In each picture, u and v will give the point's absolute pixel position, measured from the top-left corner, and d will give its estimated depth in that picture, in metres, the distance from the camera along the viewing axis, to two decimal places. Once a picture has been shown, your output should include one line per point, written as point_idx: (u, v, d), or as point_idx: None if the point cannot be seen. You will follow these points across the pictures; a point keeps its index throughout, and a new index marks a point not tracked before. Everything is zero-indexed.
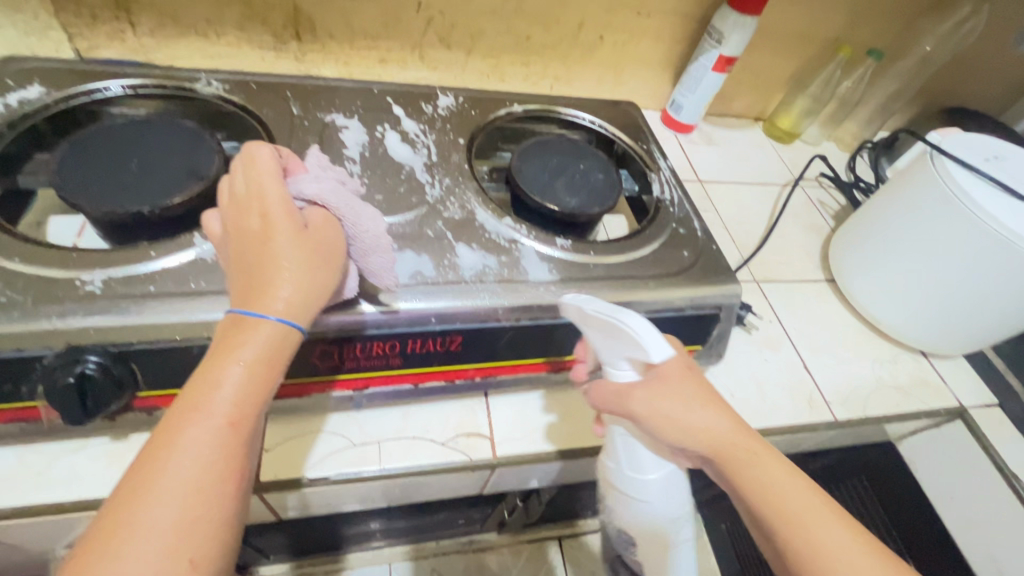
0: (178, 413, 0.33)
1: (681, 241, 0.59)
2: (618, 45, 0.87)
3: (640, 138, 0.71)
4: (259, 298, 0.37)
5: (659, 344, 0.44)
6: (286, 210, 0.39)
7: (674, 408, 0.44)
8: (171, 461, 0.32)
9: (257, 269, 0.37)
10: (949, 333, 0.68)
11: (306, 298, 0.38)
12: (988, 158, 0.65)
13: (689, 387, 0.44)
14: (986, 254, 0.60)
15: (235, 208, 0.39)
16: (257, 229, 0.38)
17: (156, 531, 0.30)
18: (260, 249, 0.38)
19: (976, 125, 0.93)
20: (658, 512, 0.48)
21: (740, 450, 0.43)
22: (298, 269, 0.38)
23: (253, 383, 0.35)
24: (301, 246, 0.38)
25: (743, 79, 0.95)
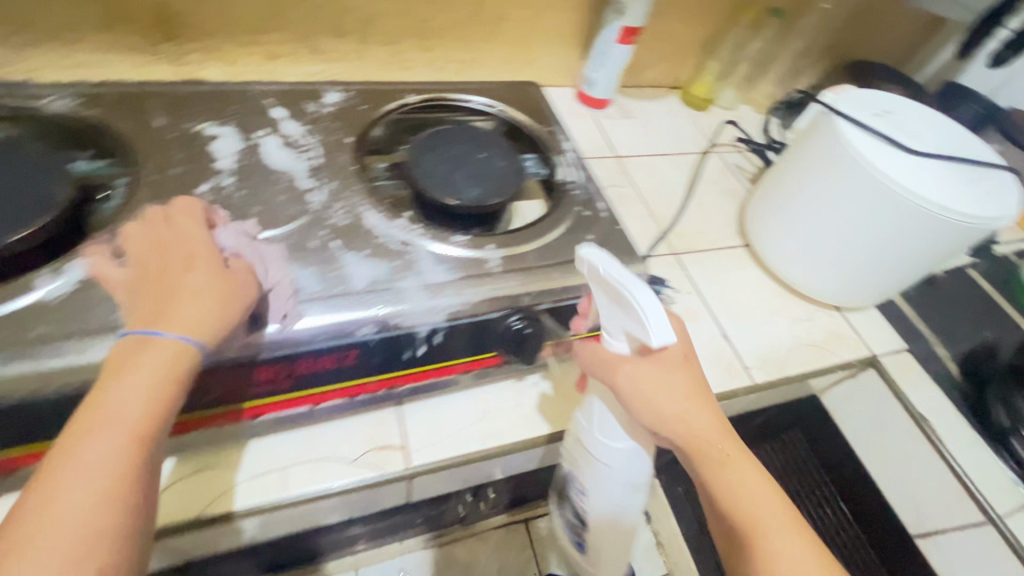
0: (71, 436, 0.32)
1: (586, 227, 0.58)
2: (522, 22, 0.83)
3: (544, 120, 0.69)
4: (164, 318, 0.36)
5: (663, 331, 0.40)
6: (210, 249, 0.41)
7: (655, 390, 0.45)
8: (61, 480, 0.30)
9: (166, 294, 0.38)
10: (857, 286, 0.70)
11: (210, 320, 0.37)
12: (878, 114, 0.66)
13: (679, 374, 0.45)
14: (881, 209, 0.61)
15: (156, 243, 0.41)
16: (174, 261, 0.39)
17: (41, 554, 0.29)
18: (170, 276, 0.38)
19: (876, 78, 0.95)
20: (624, 475, 0.51)
21: (715, 450, 0.43)
22: (208, 296, 0.38)
23: (153, 398, 0.34)
24: (216, 276, 0.39)
25: (655, 48, 0.94)
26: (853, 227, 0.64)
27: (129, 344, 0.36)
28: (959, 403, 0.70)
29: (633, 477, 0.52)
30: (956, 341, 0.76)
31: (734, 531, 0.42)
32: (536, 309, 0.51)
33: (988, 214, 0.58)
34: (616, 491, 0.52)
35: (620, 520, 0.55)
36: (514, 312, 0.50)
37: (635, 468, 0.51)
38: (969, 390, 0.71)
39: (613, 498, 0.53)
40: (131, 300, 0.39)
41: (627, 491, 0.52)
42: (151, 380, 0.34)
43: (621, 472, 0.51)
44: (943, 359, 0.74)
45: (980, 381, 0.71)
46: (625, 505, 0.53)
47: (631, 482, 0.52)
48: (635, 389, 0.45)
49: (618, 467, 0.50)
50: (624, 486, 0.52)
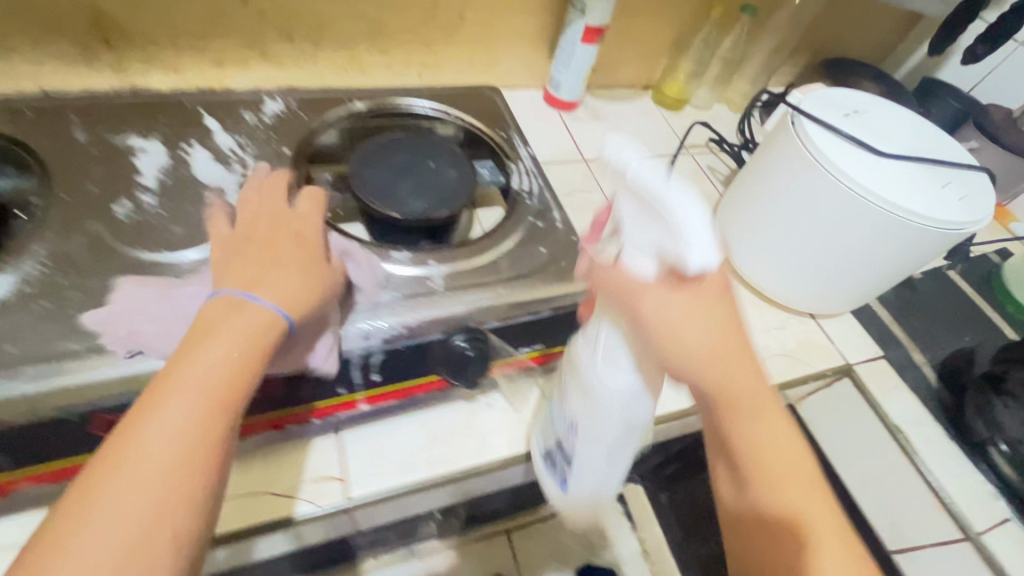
0: (161, 387, 0.34)
1: (538, 240, 0.56)
2: (482, 22, 0.81)
3: (500, 126, 0.66)
4: (260, 285, 0.39)
5: (706, 249, 0.36)
6: (317, 239, 0.45)
7: (686, 326, 0.39)
8: (149, 429, 0.32)
9: (264, 267, 0.41)
10: (830, 293, 0.67)
11: (301, 299, 0.40)
12: (847, 113, 0.64)
13: (717, 309, 0.39)
14: (850, 216, 0.58)
15: (268, 220, 0.45)
16: (281, 240, 0.43)
17: (127, 498, 0.30)
18: (274, 250, 0.42)
19: (851, 75, 0.92)
20: (622, 419, 0.43)
21: (751, 402, 0.40)
22: (302, 277, 0.41)
23: (238, 362, 0.36)
24: (312, 264, 0.43)
25: (623, 48, 0.91)
26: (820, 234, 0.62)
27: (222, 303, 0.38)
28: (936, 411, 0.67)
29: (633, 424, 0.44)
30: (934, 346, 0.74)
31: (757, 497, 0.40)
32: (482, 328, 0.49)
33: (960, 220, 0.56)
34: (611, 436, 0.44)
35: (610, 475, 0.48)
36: (457, 331, 0.48)
37: (638, 411, 0.43)
38: (947, 398, 0.68)
39: (607, 444, 0.45)
40: (226, 262, 0.42)
41: (622, 440, 0.45)
42: (240, 340, 0.36)
43: (620, 413, 0.43)
44: (920, 365, 0.71)
45: (959, 388, 0.69)
46: (616, 459, 0.46)
47: (628, 428, 0.44)
48: (665, 317, 0.39)
49: (616, 407, 0.42)
50: (621, 429, 0.44)
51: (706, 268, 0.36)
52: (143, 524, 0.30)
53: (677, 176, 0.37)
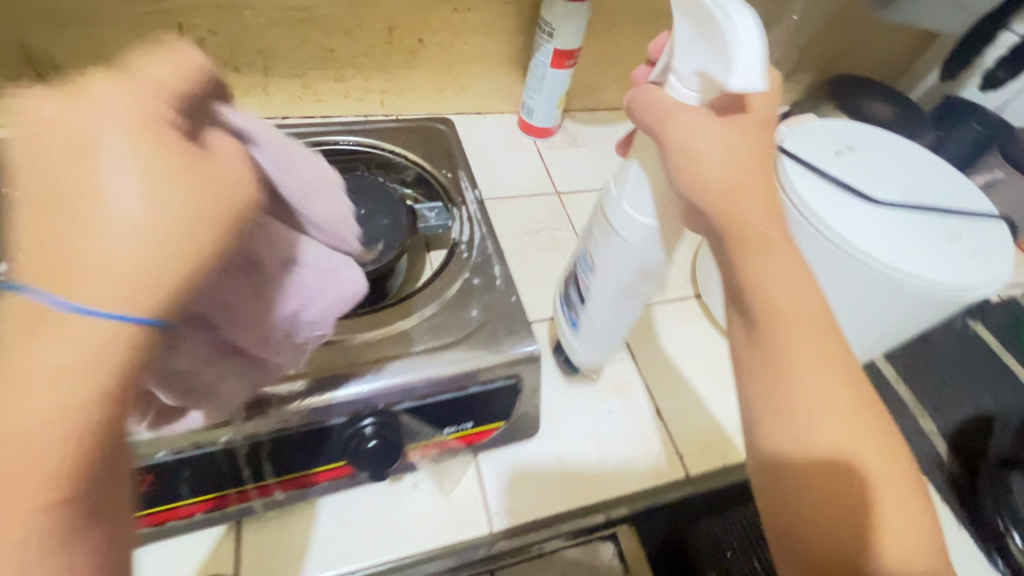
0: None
1: (469, 301, 0.49)
2: (446, 46, 0.75)
3: (448, 164, 0.60)
4: (79, 265, 0.24)
5: (749, 73, 0.30)
6: (152, 129, 0.26)
7: (711, 150, 0.33)
8: None
9: (72, 212, 0.24)
10: None
11: (141, 276, 0.24)
12: (839, 151, 0.55)
13: (749, 148, 0.33)
14: (838, 277, 0.50)
15: (60, 108, 0.25)
16: (94, 145, 0.25)
17: None
18: (80, 177, 0.25)
19: (858, 96, 0.84)
20: (633, 259, 0.43)
21: (758, 239, 0.33)
22: (143, 221, 0.25)
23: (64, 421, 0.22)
24: (153, 186, 0.25)
25: (605, 69, 0.84)
26: None
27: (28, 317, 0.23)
28: (946, 489, 0.58)
29: (650, 267, 0.44)
30: (945, 408, 0.65)
31: (779, 385, 0.33)
32: (391, 411, 0.43)
33: (967, 280, 0.47)
34: (624, 276, 0.45)
35: (623, 321, 0.49)
36: (366, 413, 0.42)
37: (654, 253, 0.43)
38: (960, 473, 0.59)
39: (620, 283, 0.45)
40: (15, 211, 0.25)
41: (635, 282, 0.45)
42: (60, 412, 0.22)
43: (641, 253, 0.43)
44: (928, 431, 0.63)
45: (973, 462, 0.60)
46: (628, 307, 0.48)
47: (643, 269, 0.44)
48: (696, 149, 0.33)
49: (631, 245, 0.42)
50: (634, 270, 0.44)
51: (748, 92, 0.31)
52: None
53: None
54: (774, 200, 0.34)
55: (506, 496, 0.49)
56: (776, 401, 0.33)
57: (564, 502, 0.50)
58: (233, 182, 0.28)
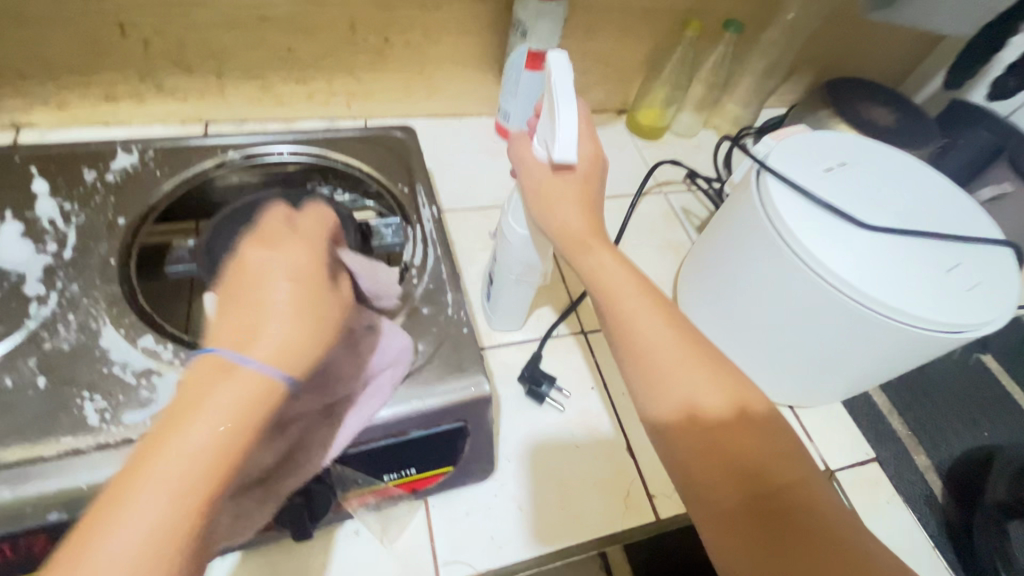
0: (124, 486, 0.28)
1: (413, 335, 0.44)
2: (414, 45, 0.70)
3: (404, 177, 0.56)
4: (250, 336, 0.33)
5: (566, 146, 0.38)
6: (316, 262, 0.38)
7: (560, 192, 0.42)
8: (127, 514, 0.27)
9: (252, 309, 0.34)
10: (813, 387, 0.54)
11: (296, 349, 0.34)
12: (830, 168, 0.50)
13: (583, 191, 0.42)
14: (820, 312, 0.46)
15: (261, 245, 0.38)
16: (275, 268, 0.37)
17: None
18: (263, 285, 0.36)
19: (857, 101, 0.78)
20: (517, 258, 0.48)
21: (580, 238, 0.42)
22: (300, 314, 0.35)
23: (231, 438, 0.30)
24: (310, 297, 0.36)
25: (588, 69, 0.79)
26: (789, 323, 0.49)
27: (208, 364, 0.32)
28: (936, 531, 0.54)
29: (534, 265, 0.49)
30: (942, 442, 0.61)
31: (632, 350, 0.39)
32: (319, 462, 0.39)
33: (963, 316, 0.42)
34: (512, 270, 0.50)
35: (519, 307, 0.55)
36: None
37: (534, 254, 0.47)
38: (953, 514, 0.55)
39: (510, 276, 0.50)
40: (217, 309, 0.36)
41: (523, 276, 0.50)
42: (220, 425, 0.30)
43: (523, 254, 0.47)
44: (921, 468, 0.58)
45: (969, 502, 0.56)
46: (519, 296, 0.53)
47: (526, 266, 0.49)
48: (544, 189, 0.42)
49: (514, 247, 0.47)
50: (521, 267, 0.49)
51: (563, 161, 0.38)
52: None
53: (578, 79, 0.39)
54: (602, 223, 0.43)
55: (456, 544, 0.46)
56: (635, 367, 0.39)
57: (521, 550, 0.47)
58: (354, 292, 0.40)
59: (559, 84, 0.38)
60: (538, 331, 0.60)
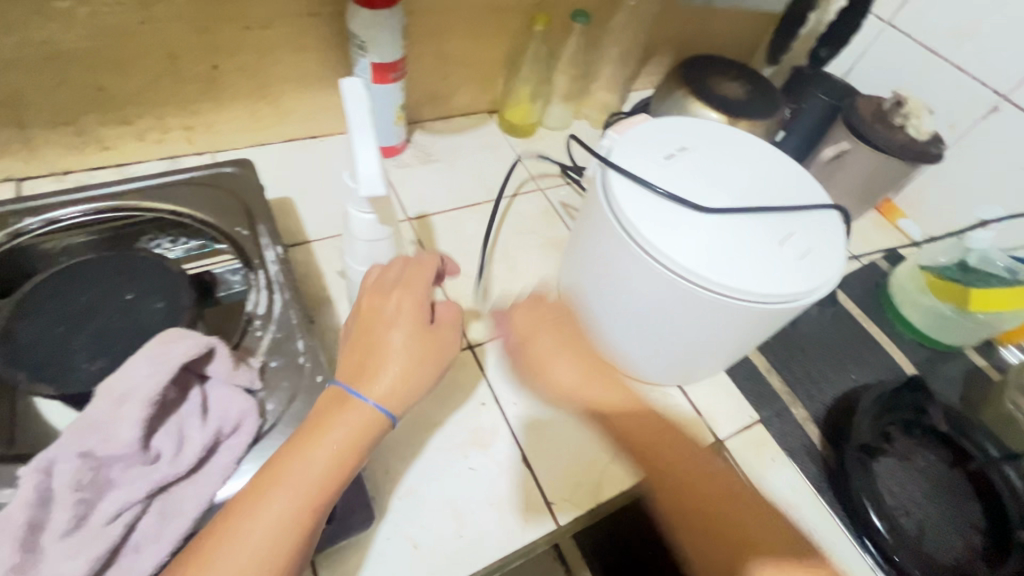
0: (263, 481, 0.34)
1: (257, 393, 0.40)
2: (249, 70, 0.65)
3: (243, 217, 0.52)
4: (365, 377, 0.38)
5: (373, 180, 0.34)
6: (419, 305, 0.41)
7: (548, 346, 0.54)
8: (256, 510, 0.33)
9: (371, 356, 0.39)
10: (690, 365, 0.56)
11: (403, 390, 0.38)
12: (670, 154, 0.52)
13: (571, 348, 0.55)
14: (678, 299, 0.47)
15: (374, 290, 0.42)
16: (387, 315, 0.40)
17: (230, 567, 0.31)
18: (378, 329, 0.40)
19: (707, 78, 0.82)
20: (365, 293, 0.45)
21: (591, 377, 0.54)
22: (410, 361, 0.39)
23: (341, 451, 0.36)
24: (418, 344, 0.39)
25: (446, 74, 0.77)
26: (650, 311, 0.50)
27: (331, 395, 0.38)
28: (818, 478, 0.58)
29: None
30: (817, 391, 0.65)
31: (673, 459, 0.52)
32: None
33: (808, 283, 0.45)
34: None
35: None
36: None
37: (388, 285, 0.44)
38: (831, 459, 0.59)
39: None
40: (343, 351, 0.41)
41: None
42: (334, 444, 0.35)
43: None
44: (802, 421, 0.62)
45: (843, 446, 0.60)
46: None
47: None
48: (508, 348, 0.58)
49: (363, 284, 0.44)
50: None
51: (372, 196, 0.35)
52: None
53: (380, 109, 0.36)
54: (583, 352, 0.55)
55: None
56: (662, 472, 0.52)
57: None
58: (456, 334, 0.42)
59: (362, 118, 0.35)
60: None
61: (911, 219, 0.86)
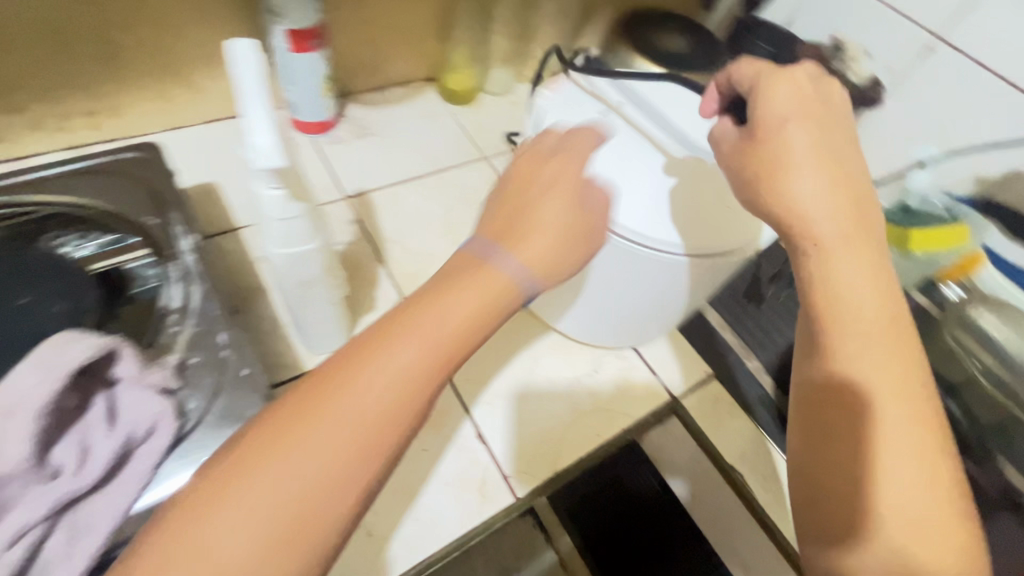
0: (381, 336, 0.31)
1: (176, 392, 0.38)
2: (154, 45, 0.59)
3: (153, 205, 0.47)
4: (512, 238, 0.36)
5: (269, 150, 0.31)
6: (575, 175, 0.39)
7: (802, 144, 0.37)
8: (376, 358, 0.30)
9: (520, 216, 0.37)
10: (640, 327, 0.56)
11: (548, 263, 0.36)
12: (605, 110, 0.50)
13: (836, 180, 0.36)
14: (621, 260, 0.46)
15: (530, 156, 0.40)
16: (541, 182, 0.38)
17: (349, 412, 0.29)
18: (531, 195, 0.37)
19: (648, 32, 0.79)
20: (284, 278, 0.42)
21: (838, 227, 0.35)
22: (559, 233, 0.36)
23: (471, 314, 0.33)
24: (571, 216, 0.37)
25: (375, 41, 0.73)
26: (595, 275, 0.48)
27: (463, 261, 0.35)
28: (773, 427, 0.59)
29: (312, 279, 0.42)
30: (769, 341, 0.65)
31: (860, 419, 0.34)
32: None
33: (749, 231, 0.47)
34: (291, 290, 0.43)
35: (321, 318, 0.49)
36: None
37: (311, 268, 0.41)
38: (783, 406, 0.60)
39: (292, 296, 0.45)
40: (492, 204, 0.38)
41: (306, 289, 0.44)
42: (466, 308, 0.32)
43: (296, 272, 0.41)
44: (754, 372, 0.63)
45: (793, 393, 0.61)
46: (320, 312, 0.48)
47: (306, 283, 0.43)
48: (721, 150, 0.41)
49: (284, 270, 0.41)
50: (296, 284, 0.43)
51: (273, 168, 0.32)
52: (315, 484, 0.28)
53: (272, 74, 0.33)
54: (862, 194, 0.37)
55: None
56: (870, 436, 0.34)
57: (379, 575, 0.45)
58: (603, 211, 0.39)
59: (253, 86, 0.32)
60: None
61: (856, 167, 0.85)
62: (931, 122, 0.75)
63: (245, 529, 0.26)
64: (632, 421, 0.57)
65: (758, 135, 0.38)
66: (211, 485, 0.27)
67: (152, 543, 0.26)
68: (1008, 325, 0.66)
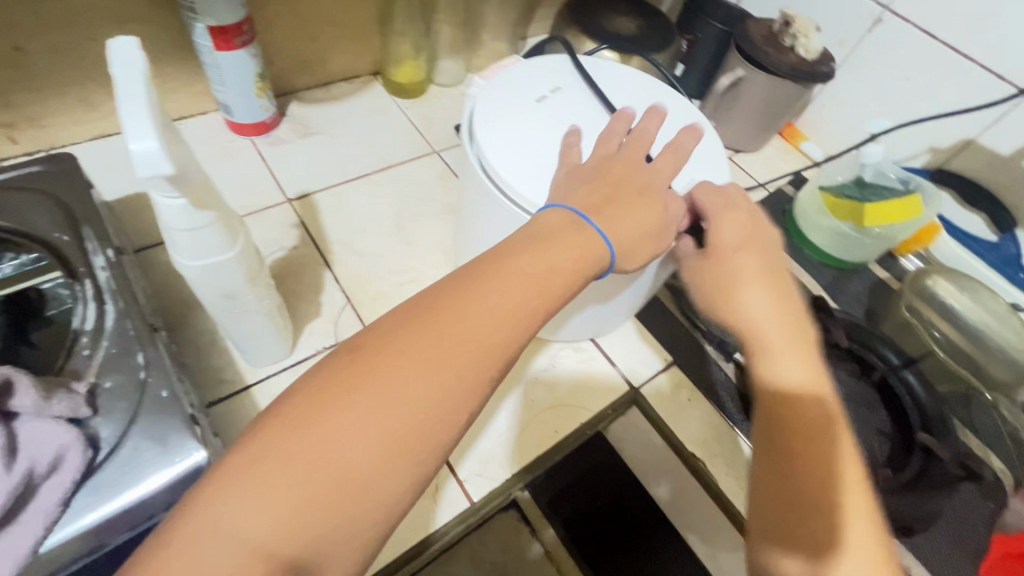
0: (485, 275, 0.33)
1: (87, 421, 0.35)
2: (65, 50, 0.56)
3: (62, 221, 0.44)
4: (607, 219, 0.37)
5: (150, 155, 0.29)
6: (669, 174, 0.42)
7: (747, 264, 0.40)
8: (484, 296, 0.32)
9: (610, 204, 0.38)
10: (594, 318, 0.54)
11: (630, 246, 0.38)
12: (541, 97, 0.48)
13: (777, 293, 0.40)
14: None
15: (632, 149, 0.42)
16: (641, 178, 0.40)
17: (459, 341, 0.31)
18: (630, 186, 0.40)
19: (596, 14, 0.77)
20: (203, 289, 0.39)
21: (777, 333, 0.38)
22: (637, 227, 0.38)
23: (568, 263, 0.35)
24: (655, 213, 0.39)
25: (311, 36, 0.70)
26: None
27: (559, 216, 0.37)
28: (737, 411, 0.57)
29: (235, 289, 0.40)
30: None
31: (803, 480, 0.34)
32: None
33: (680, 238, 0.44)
34: (214, 303, 0.41)
35: (254, 331, 0.46)
36: None
37: (231, 278, 0.39)
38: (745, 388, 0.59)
39: (218, 310, 0.42)
40: (584, 186, 0.39)
41: (230, 301, 0.41)
42: (566, 258, 0.35)
43: (215, 284, 0.38)
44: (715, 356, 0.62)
45: None
46: (253, 324, 0.45)
47: (229, 294, 0.40)
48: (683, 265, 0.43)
49: (202, 282, 0.38)
50: (217, 296, 0.40)
51: (158, 173, 0.29)
52: (425, 409, 0.29)
53: (149, 74, 0.31)
54: (798, 308, 0.40)
55: None
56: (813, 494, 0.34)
57: None
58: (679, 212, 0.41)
59: (133, 87, 0.30)
60: (313, 346, 0.54)
61: (813, 142, 0.85)
62: (883, 94, 0.75)
63: (364, 435, 0.28)
64: (591, 415, 0.56)
65: (709, 251, 0.41)
66: (334, 386, 0.29)
67: (286, 415, 0.28)
68: (966, 294, 0.67)
